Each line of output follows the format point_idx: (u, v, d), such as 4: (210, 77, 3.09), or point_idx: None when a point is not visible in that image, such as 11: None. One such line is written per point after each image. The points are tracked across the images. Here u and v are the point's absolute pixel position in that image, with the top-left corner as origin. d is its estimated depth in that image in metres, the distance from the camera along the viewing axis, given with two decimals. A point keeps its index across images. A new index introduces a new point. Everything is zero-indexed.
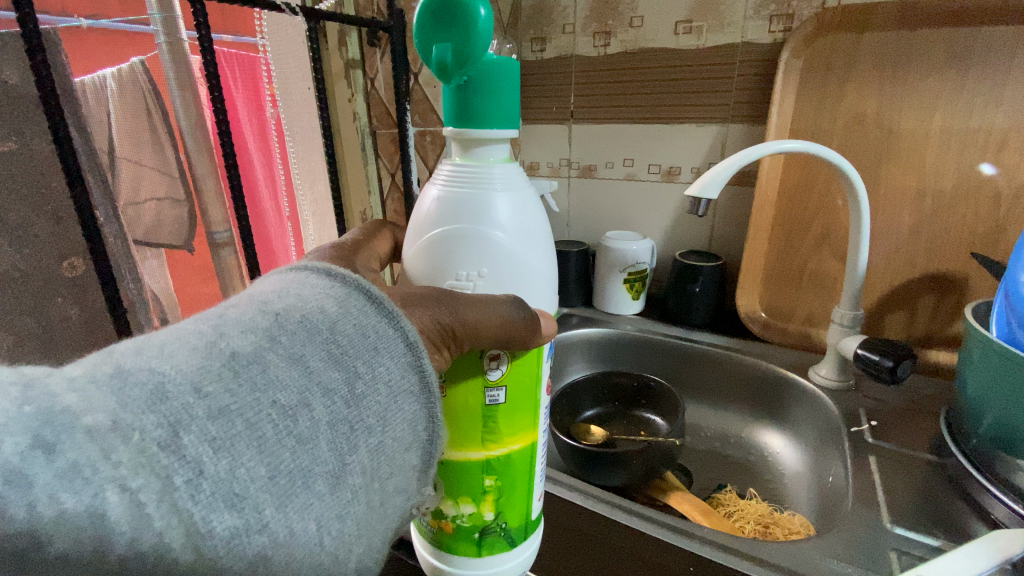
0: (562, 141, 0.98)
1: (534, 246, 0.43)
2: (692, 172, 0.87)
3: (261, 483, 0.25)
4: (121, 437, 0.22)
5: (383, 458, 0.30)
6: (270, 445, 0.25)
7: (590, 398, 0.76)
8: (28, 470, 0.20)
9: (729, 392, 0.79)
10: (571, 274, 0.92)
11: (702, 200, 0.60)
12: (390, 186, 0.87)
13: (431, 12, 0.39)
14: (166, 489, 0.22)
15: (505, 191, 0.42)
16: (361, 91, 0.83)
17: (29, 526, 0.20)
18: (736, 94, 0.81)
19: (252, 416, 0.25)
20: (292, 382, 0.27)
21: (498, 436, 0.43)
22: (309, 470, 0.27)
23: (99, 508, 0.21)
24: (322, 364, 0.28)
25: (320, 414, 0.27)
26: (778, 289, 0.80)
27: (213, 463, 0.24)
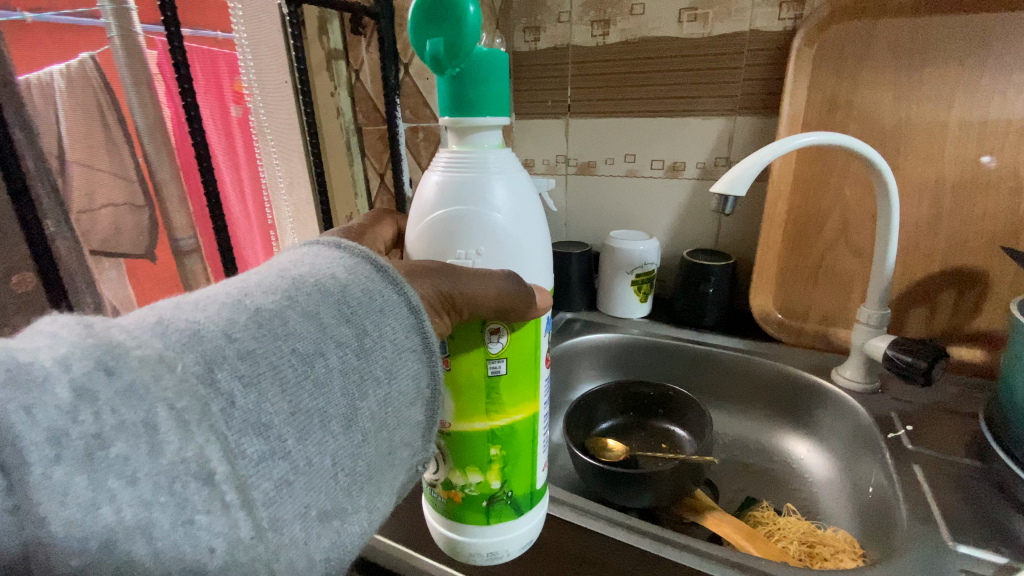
0: (559, 137, 0.92)
1: (531, 227, 0.43)
2: (697, 167, 0.84)
3: (285, 416, 0.29)
4: (166, 367, 0.26)
5: (389, 406, 0.35)
6: (291, 385, 0.30)
7: (605, 410, 0.72)
8: (93, 388, 0.24)
9: (747, 397, 0.76)
10: (574, 278, 0.87)
11: (730, 197, 0.55)
12: (379, 188, 0.80)
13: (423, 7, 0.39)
14: (204, 409, 0.26)
15: (501, 175, 0.41)
16: (345, 85, 0.75)
17: (96, 430, 0.23)
18: (744, 85, 0.77)
19: (275, 360, 0.29)
20: (307, 334, 0.31)
21: (501, 407, 0.43)
22: (322, 410, 0.31)
23: (151, 420, 0.24)
24: (334, 322, 0.33)
25: (333, 363, 0.32)
26: (791, 287, 0.76)
27: (244, 396, 0.28)
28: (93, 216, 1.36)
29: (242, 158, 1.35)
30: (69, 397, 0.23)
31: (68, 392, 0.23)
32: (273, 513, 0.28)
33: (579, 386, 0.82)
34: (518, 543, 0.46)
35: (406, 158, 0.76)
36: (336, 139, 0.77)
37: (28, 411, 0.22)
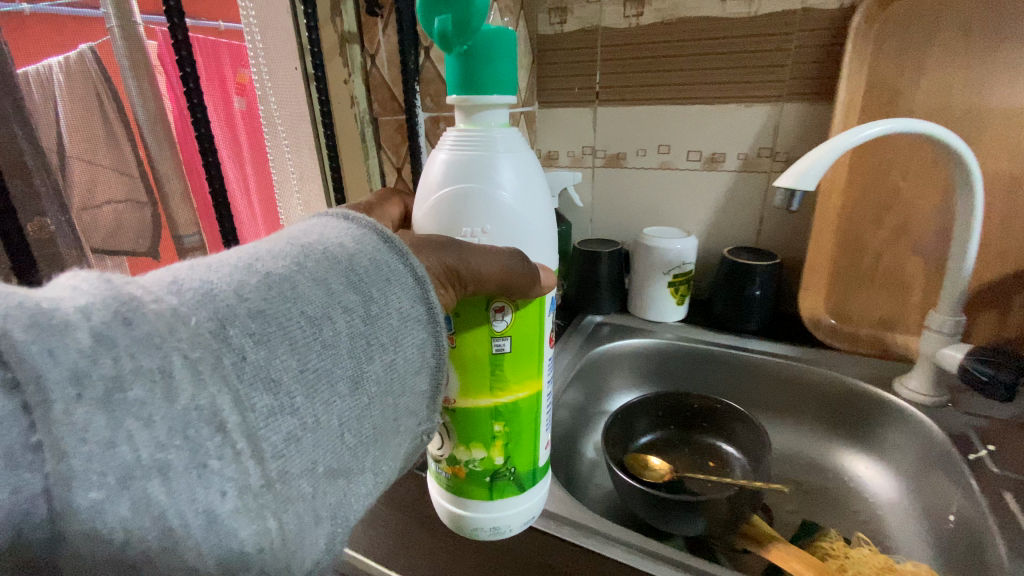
0: (585, 127, 0.86)
1: (535, 206, 0.43)
2: (738, 158, 0.77)
3: (294, 374, 0.27)
4: (180, 321, 0.24)
5: (396, 375, 0.33)
6: (300, 344, 0.28)
7: (644, 424, 0.66)
8: (111, 334, 0.22)
9: (798, 409, 0.70)
10: (603, 279, 0.81)
11: (797, 192, 0.50)
12: (396, 183, 0.74)
13: None
14: (216, 360, 0.24)
15: (508, 153, 0.41)
16: (359, 70, 0.69)
17: (115, 373, 0.22)
18: (792, 68, 0.71)
19: (284, 320, 0.27)
20: (315, 296, 0.29)
21: (505, 383, 0.44)
22: (331, 371, 0.29)
23: (167, 367, 0.23)
24: (342, 287, 0.31)
25: (341, 327, 0.30)
26: (844, 288, 0.71)
27: (254, 353, 0.26)
28: (95, 213, 1.33)
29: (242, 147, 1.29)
30: (88, 341, 0.22)
31: (88, 336, 0.22)
32: (280, 471, 0.26)
33: (613, 398, 0.77)
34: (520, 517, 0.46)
35: (424, 150, 0.70)
36: (350, 130, 0.71)
37: (51, 352, 0.21)
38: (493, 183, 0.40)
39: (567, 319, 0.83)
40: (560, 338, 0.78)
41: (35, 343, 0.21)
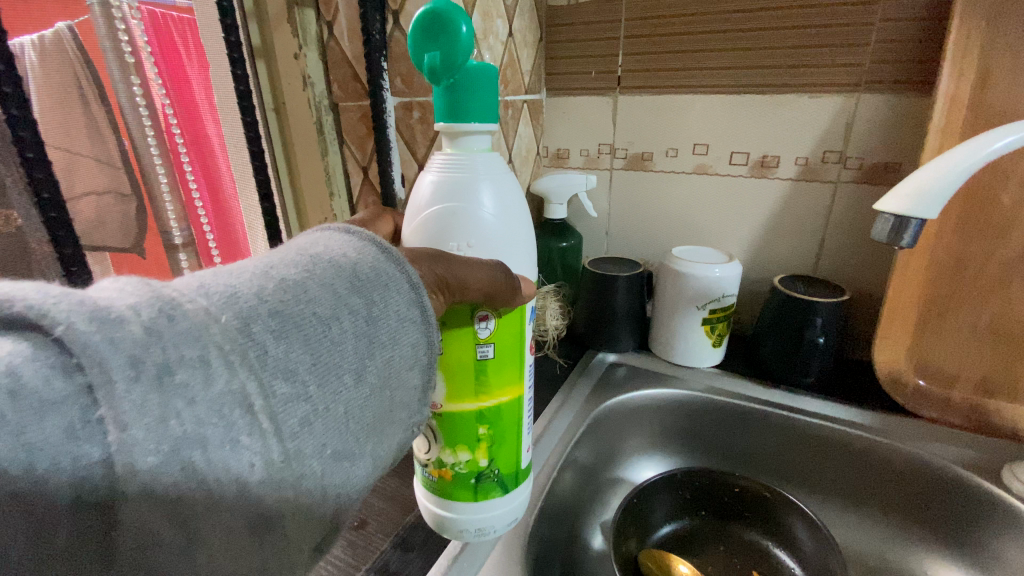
0: (603, 119, 0.70)
1: (523, 229, 0.35)
2: (796, 163, 0.61)
3: (309, 368, 0.22)
4: (209, 318, 0.20)
5: (399, 386, 0.26)
6: (314, 338, 0.22)
7: (664, 509, 0.52)
8: (155, 327, 0.18)
9: (871, 494, 0.54)
10: (620, 309, 0.65)
11: (912, 223, 0.33)
12: (362, 186, 0.59)
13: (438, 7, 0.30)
14: (245, 351, 0.20)
15: (500, 189, 0.33)
16: (314, 42, 0.54)
17: (163, 358, 0.18)
18: (875, 48, 0.54)
19: (299, 315, 0.22)
20: (328, 292, 0.24)
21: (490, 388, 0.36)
22: (350, 365, 0.24)
23: (206, 357, 0.19)
24: (349, 291, 0.25)
25: (350, 327, 0.24)
26: (937, 338, 0.53)
27: (273, 347, 0.21)
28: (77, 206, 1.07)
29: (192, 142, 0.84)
30: (140, 334, 0.18)
31: (141, 330, 0.18)
32: (296, 471, 0.21)
33: (626, 460, 0.61)
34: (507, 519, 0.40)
35: (395, 145, 0.55)
36: (304, 118, 0.57)
37: (112, 342, 0.17)
38: (473, 192, 0.32)
39: (573, 355, 0.68)
40: (564, 383, 0.62)
41: (100, 326, 0.17)
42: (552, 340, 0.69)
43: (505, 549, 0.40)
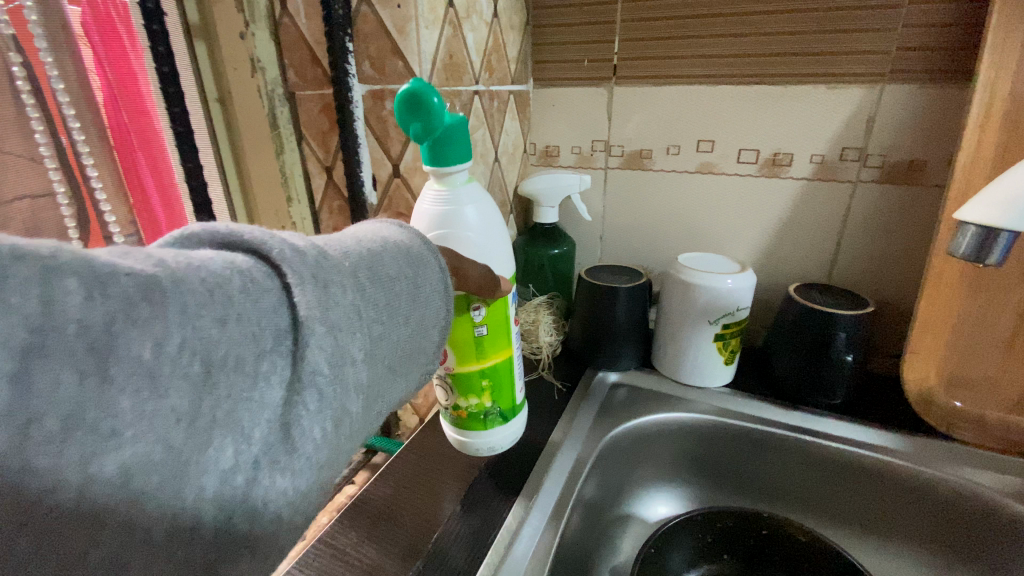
0: (596, 113, 0.64)
1: (504, 251, 0.39)
2: (811, 161, 0.55)
3: (384, 309, 0.26)
4: (336, 260, 0.24)
5: (421, 348, 0.30)
6: (390, 287, 0.27)
7: (682, 554, 0.46)
8: (315, 259, 0.23)
9: (903, 524, 0.49)
10: (621, 323, 0.58)
11: (999, 234, 0.30)
12: (325, 188, 0.51)
13: (415, 91, 0.33)
14: (351, 278, 0.24)
15: (483, 213, 0.38)
16: (264, 19, 0.46)
17: (322, 277, 0.23)
18: (902, 34, 0.48)
19: (382, 268, 0.27)
20: (399, 256, 0.28)
21: (496, 347, 0.40)
22: (405, 311, 0.28)
23: (340, 285, 0.23)
24: (408, 260, 0.29)
25: (407, 285, 0.28)
26: (970, 353, 0.48)
27: (369, 287, 0.25)
28: None
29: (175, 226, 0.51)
30: (309, 261, 0.23)
31: (310, 258, 0.23)
32: (367, 391, 0.26)
33: (635, 490, 0.55)
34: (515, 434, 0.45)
35: (365, 141, 0.47)
36: (254, 111, 0.48)
37: (295, 259, 0.22)
38: (461, 220, 0.37)
39: (570, 376, 0.61)
40: (565, 409, 0.55)
41: (275, 239, 0.22)
42: (547, 358, 0.62)
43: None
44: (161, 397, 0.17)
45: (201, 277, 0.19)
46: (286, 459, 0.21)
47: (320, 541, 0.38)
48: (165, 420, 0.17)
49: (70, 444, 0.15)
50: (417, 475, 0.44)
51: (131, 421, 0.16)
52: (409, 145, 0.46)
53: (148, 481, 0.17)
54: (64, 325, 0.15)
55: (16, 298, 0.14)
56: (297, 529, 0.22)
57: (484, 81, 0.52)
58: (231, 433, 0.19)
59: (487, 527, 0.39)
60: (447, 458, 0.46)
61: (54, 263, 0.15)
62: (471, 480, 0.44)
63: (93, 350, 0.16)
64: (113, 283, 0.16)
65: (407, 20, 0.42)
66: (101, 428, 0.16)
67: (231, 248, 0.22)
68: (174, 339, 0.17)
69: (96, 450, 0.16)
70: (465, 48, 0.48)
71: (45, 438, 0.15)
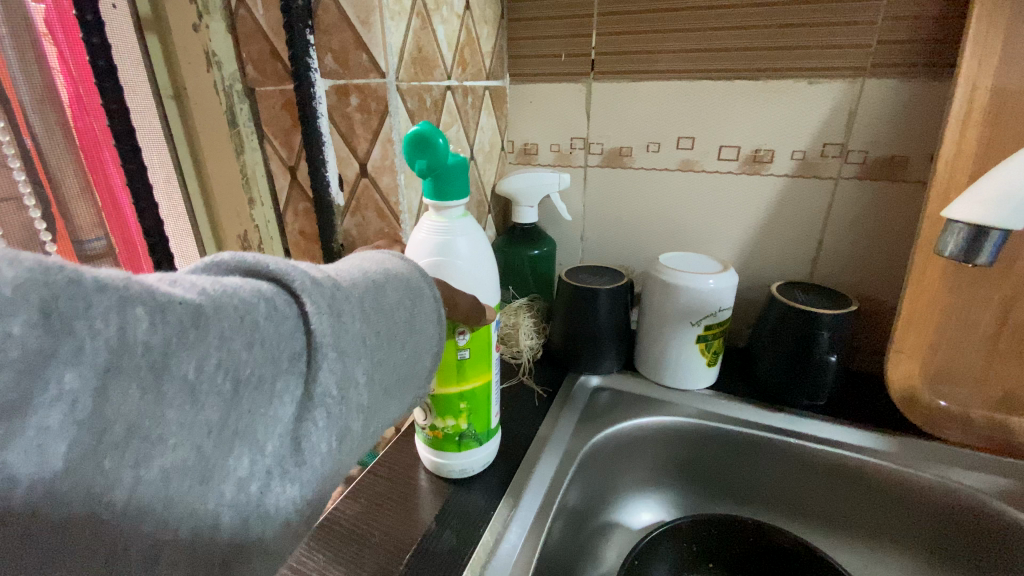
0: (575, 110, 0.62)
1: (494, 287, 0.37)
2: (792, 157, 0.54)
3: (393, 336, 0.27)
4: (351, 287, 0.25)
5: (426, 371, 0.30)
6: (400, 312, 0.27)
7: (667, 565, 0.44)
8: (333, 286, 0.24)
9: (889, 526, 0.48)
10: (603, 325, 0.57)
11: (990, 234, 0.30)
12: (290, 189, 0.48)
13: (425, 130, 0.32)
14: (362, 307, 0.25)
15: (479, 248, 0.36)
16: (219, 11, 0.43)
17: (339, 303, 0.24)
18: (882, 27, 0.47)
19: (394, 293, 0.27)
20: (409, 281, 0.29)
21: (474, 372, 0.38)
22: (411, 338, 0.28)
23: (353, 311, 0.24)
24: (418, 285, 0.29)
25: (416, 309, 0.28)
26: (954, 351, 0.47)
27: (380, 312, 0.26)
28: None
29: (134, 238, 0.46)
30: (327, 288, 0.23)
31: (328, 285, 0.24)
32: (372, 414, 0.26)
33: (619, 498, 0.53)
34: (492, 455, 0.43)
35: (330, 139, 0.45)
36: (211, 107, 0.45)
37: (314, 287, 0.23)
38: (453, 252, 0.35)
39: (551, 381, 0.59)
40: (547, 415, 0.53)
41: (298, 269, 0.23)
42: (527, 362, 0.60)
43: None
44: (196, 414, 0.19)
45: (236, 302, 0.20)
46: (295, 472, 0.22)
47: (286, 567, 0.36)
48: (200, 431, 0.19)
49: (127, 452, 0.17)
50: (390, 491, 0.42)
51: (174, 430, 0.18)
52: (376, 143, 0.43)
53: (181, 487, 0.18)
54: (132, 348, 0.17)
55: (100, 324, 0.16)
56: (293, 542, 0.23)
57: (456, 76, 0.50)
58: (248, 445, 0.20)
59: (462, 545, 0.37)
60: (421, 472, 0.44)
61: (125, 293, 0.17)
62: (446, 495, 0.41)
63: (152, 368, 0.17)
64: (170, 310, 0.18)
65: (370, 11, 0.39)
66: (150, 436, 0.17)
67: (257, 273, 0.23)
68: (213, 360, 0.19)
69: (146, 454, 0.17)
70: (435, 42, 0.46)
71: (109, 448, 0.17)
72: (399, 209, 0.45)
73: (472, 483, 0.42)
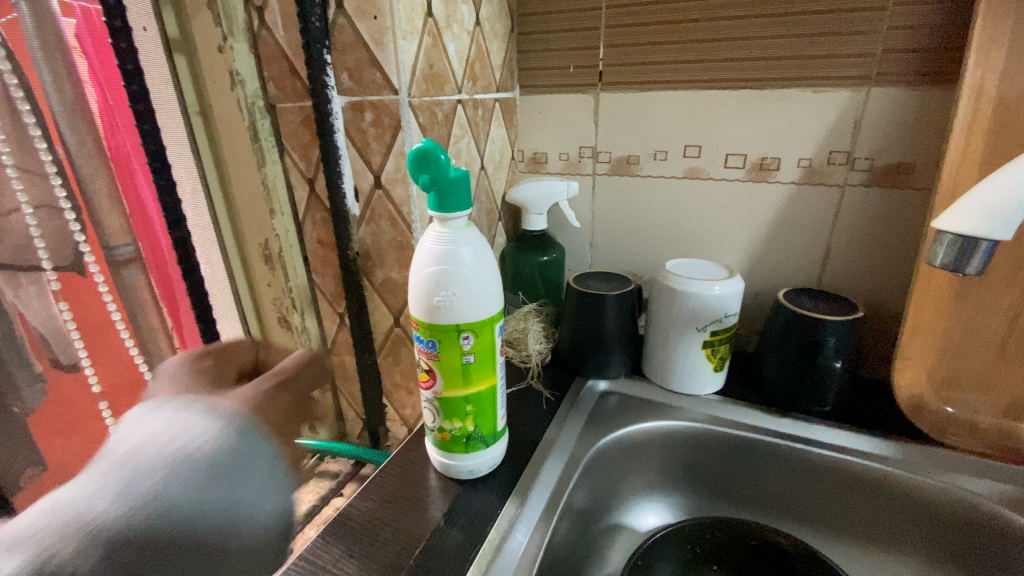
0: (584, 119, 0.63)
1: (498, 293, 0.39)
2: (798, 165, 0.55)
3: (186, 561, 0.26)
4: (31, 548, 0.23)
5: (261, 559, 0.30)
6: (188, 532, 0.27)
7: (670, 568, 0.45)
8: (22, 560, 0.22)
9: (895, 532, 0.48)
10: (610, 331, 0.58)
11: (979, 242, 0.30)
12: (309, 200, 0.51)
13: (429, 148, 0.34)
14: (128, 560, 0.24)
15: (483, 256, 0.38)
16: (242, 32, 0.45)
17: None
18: (886, 36, 0.48)
19: (161, 518, 0.26)
20: (191, 490, 0.27)
21: (481, 375, 0.40)
22: (222, 552, 0.28)
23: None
24: (208, 487, 0.28)
25: (211, 519, 0.28)
26: (961, 358, 0.48)
27: (153, 554, 0.25)
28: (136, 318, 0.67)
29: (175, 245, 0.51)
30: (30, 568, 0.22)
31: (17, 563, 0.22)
32: None
33: (624, 500, 0.54)
34: (500, 456, 0.45)
35: (346, 153, 0.47)
36: (234, 123, 0.48)
37: None
38: (456, 261, 0.37)
39: (559, 385, 0.60)
40: (553, 418, 0.54)
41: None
42: (536, 367, 0.61)
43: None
44: None
45: None
46: None
47: (301, 558, 0.37)
48: None
49: None
50: (401, 490, 0.44)
51: None
52: (389, 156, 0.45)
53: None
54: None
55: None
56: None
57: (467, 89, 0.52)
58: None
59: (469, 542, 0.39)
60: (432, 472, 0.45)
61: None
62: (455, 495, 0.43)
63: None
64: None
65: (383, 31, 0.41)
66: None
67: None
68: None
69: None
70: (445, 58, 0.48)
71: None
72: (411, 219, 0.47)
73: (480, 483, 0.44)
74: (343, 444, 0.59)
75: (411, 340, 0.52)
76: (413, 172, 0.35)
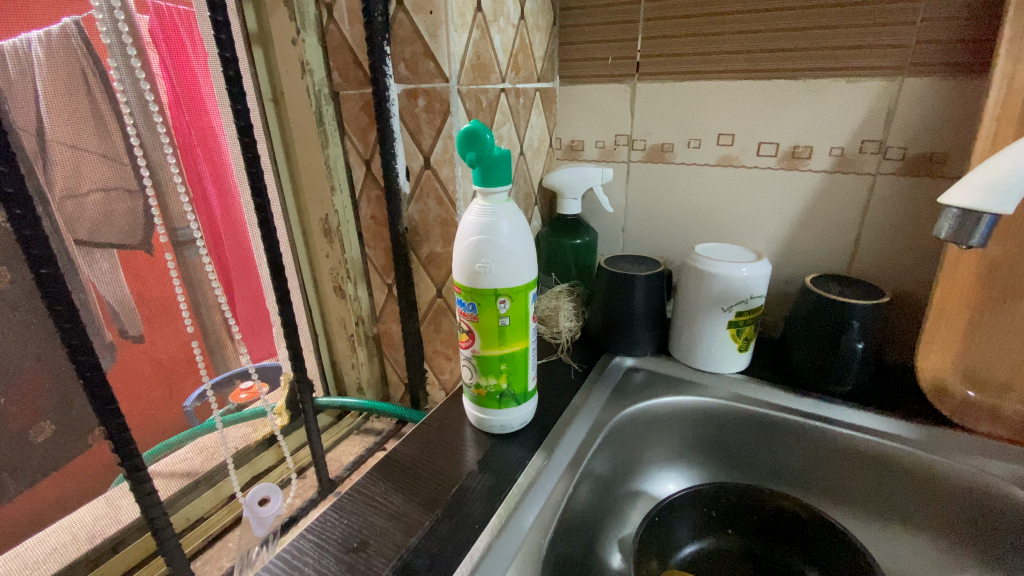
0: (620, 108, 0.66)
1: (533, 263, 0.43)
2: (830, 154, 0.56)
3: None
4: None
5: None
6: None
7: (687, 526, 0.49)
8: None
9: (910, 511, 0.50)
10: (638, 309, 0.61)
11: (982, 218, 0.33)
12: (365, 180, 0.56)
13: (476, 130, 0.38)
14: None
15: (521, 227, 0.42)
16: (313, 27, 0.51)
17: None
18: (920, 27, 0.49)
19: None
20: None
21: (514, 338, 0.44)
22: None
23: None
24: None
25: None
26: (988, 343, 0.49)
27: None
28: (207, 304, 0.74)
29: (235, 183, 0.66)
30: None
31: None
32: None
33: (645, 469, 0.57)
34: (527, 415, 0.49)
35: (400, 136, 0.52)
36: (303, 108, 0.54)
37: None
38: (497, 232, 0.41)
39: (587, 359, 0.63)
40: (580, 388, 0.58)
41: None
42: (566, 342, 0.65)
43: (521, 566, 0.36)
44: None
45: None
46: None
47: (354, 490, 0.43)
48: None
49: None
50: (440, 440, 0.48)
51: None
52: (437, 138, 0.50)
53: None
54: None
55: None
56: None
57: (510, 79, 0.56)
58: None
59: (500, 485, 0.43)
60: (469, 426, 0.50)
61: None
62: (487, 446, 0.47)
63: None
64: None
65: (438, 25, 0.46)
66: None
67: None
68: None
69: None
70: (492, 49, 0.52)
71: None
72: (455, 197, 0.52)
73: (509, 437, 0.48)
74: (387, 404, 0.64)
75: (452, 309, 0.57)
76: (463, 151, 0.39)
